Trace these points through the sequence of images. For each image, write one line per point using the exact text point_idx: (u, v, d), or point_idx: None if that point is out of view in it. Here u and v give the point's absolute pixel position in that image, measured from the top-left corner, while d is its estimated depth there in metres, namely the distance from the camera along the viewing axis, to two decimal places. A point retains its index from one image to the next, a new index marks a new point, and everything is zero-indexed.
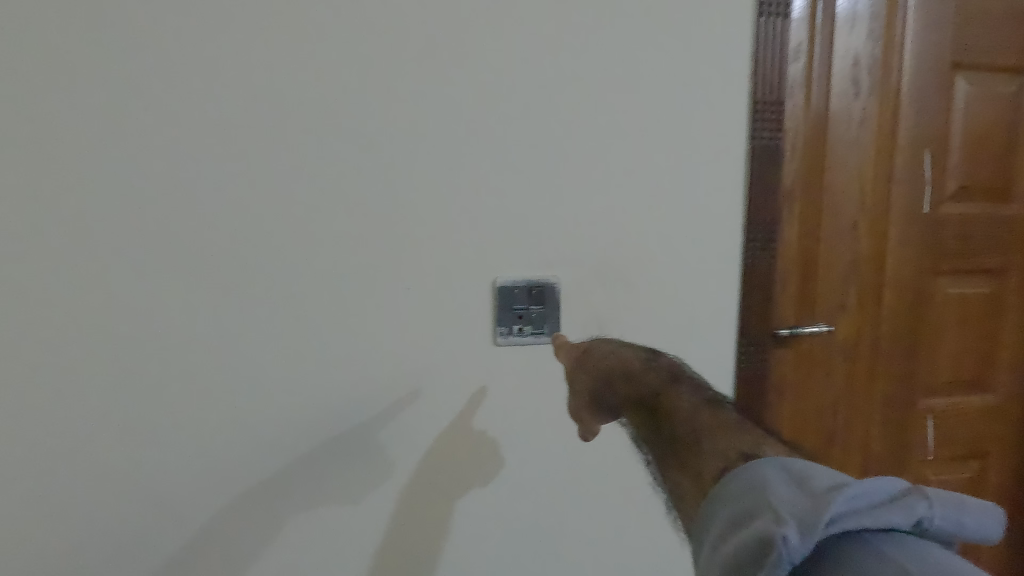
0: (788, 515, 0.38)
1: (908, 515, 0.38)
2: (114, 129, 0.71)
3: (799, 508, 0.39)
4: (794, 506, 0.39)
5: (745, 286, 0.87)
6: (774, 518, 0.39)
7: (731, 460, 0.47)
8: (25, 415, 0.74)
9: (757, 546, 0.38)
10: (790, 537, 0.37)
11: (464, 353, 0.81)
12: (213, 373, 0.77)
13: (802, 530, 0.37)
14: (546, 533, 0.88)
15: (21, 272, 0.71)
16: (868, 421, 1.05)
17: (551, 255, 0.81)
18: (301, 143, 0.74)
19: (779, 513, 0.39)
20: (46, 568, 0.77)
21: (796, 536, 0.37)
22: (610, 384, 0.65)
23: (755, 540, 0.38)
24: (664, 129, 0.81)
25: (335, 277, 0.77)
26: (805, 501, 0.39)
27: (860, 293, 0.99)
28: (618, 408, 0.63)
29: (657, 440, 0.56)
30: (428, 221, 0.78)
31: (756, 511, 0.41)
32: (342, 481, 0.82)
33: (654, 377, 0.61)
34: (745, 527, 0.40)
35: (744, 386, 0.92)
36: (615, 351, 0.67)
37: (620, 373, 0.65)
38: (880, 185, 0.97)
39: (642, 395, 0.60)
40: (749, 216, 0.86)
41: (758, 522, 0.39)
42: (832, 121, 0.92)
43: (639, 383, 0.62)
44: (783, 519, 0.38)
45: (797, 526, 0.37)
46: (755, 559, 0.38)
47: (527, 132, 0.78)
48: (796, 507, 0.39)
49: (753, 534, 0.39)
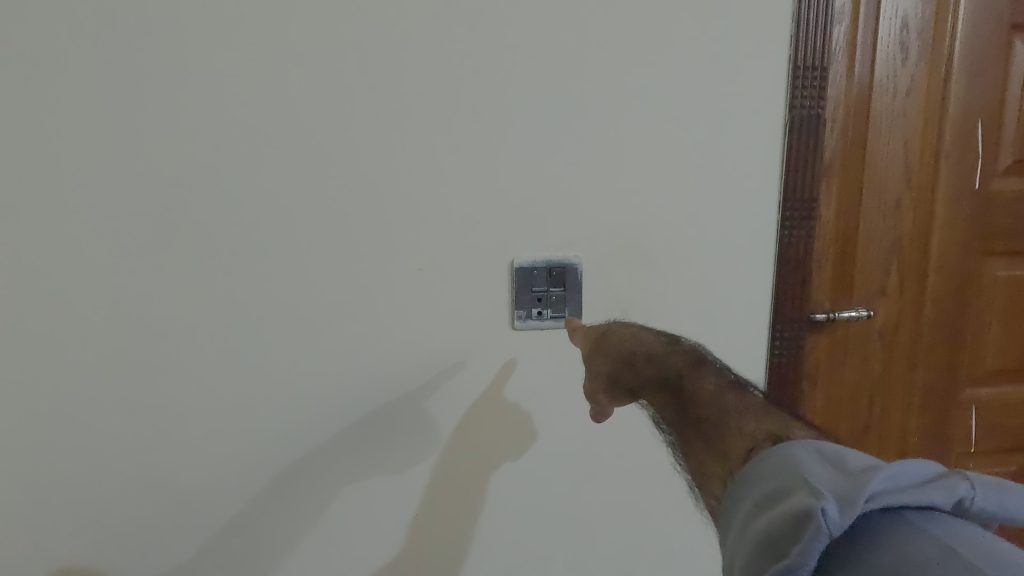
0: (825, 488, 0.33)
1: (949, 494, 0.33)
2: (113, 102, 0.67)
3: (837, 482, 0.34)
4: (830, 480, 0.34)
5: (778, 266, 0.82)
6: (809, 491, 0.33)
7: (759, 441, 0.42)
8: (33, 400, 0.72)
9: (791, 521, 0.33)
10: (830, 511, 0.32)
11: (481, 337, 0.78)
12: (223, 358, 0.74)
13: (841, 504, 0.32)
14: (565, 523, 0.85)
15: (24, 254, 0.69)
16: (907, 410, 0.99)
17: (573, 234, 0.77)
18: (311, 115, 0.70)
19: (814, 486, 0.34)
20: (62, 553, 0.77)
21: (836, 510, 0.32)
22: (630, 366, 0.60)
23: (788, 514, 0.33)
24: (695, 102, 0.75)
25: (349, 258, 0.74)
26: (841, 477, 0.34)
27: (902, 274, 0.93)
28: (637, 390, 0.59)
29: (680, 423, 0.51)
30: (444, 199, 0.74)
31: (787, 485, 0.35)
32: (356, 468, 0.79)
33: (676, 359, 0.57)
34: (775, 504, 0.35)
35: (776, 372, 0.87)
36: (633, 332, 0.62)
37: (640, 356, 0.60)
38: (927, 160, 0.91)
39: (664, 375, 0.55)
40: (785, 191, 0.80)
41: (790, 497, 0.34)
42: (878, 89, 0.86)
43: (660, 363, 0.57)
44: (820, 492, 0.33)
45: (835, 500, 0.32)
46: (789, 535, 0.32)
47: (549, 104, 0.73)
48: (832, 482, 0.34)
49: (785, 509, 0.33)
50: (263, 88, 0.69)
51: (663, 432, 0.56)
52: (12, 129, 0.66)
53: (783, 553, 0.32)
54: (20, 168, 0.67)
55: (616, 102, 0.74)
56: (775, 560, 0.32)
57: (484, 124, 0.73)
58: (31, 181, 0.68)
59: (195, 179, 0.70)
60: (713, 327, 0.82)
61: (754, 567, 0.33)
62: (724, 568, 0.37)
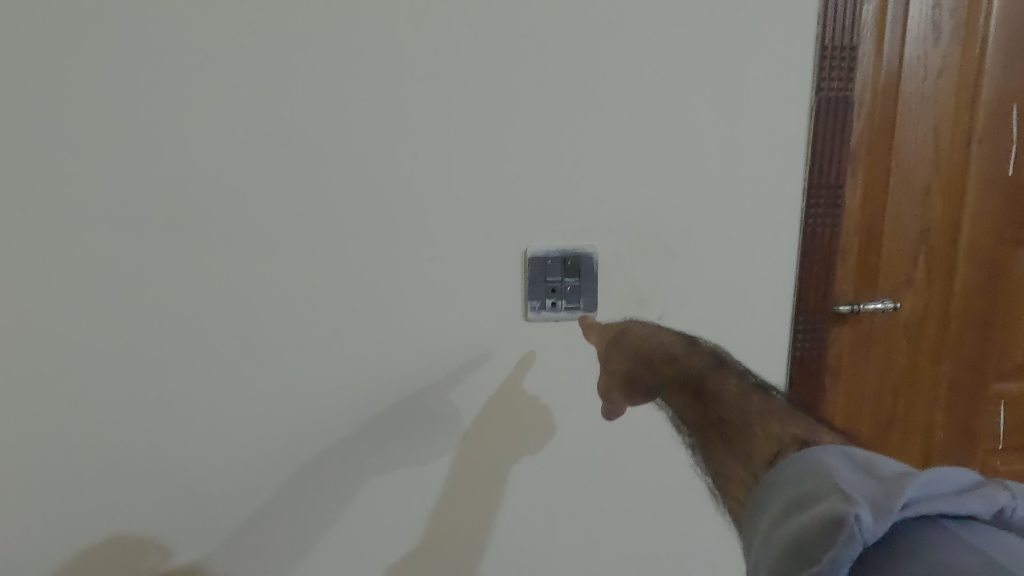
0: (858, 495, 0.31)
1: (988, 503, 0.31)
2: (119, 85, 0.66)
3: (870, 489, 0.32)
4: (862, 486, 0.32)
5: (801, 256, 0.79)
6: (841, 498, 0.31)
7: (786, 445, 0.40)
8: (41, 388, 0.72)
9: (822, 528, 0.31)
10: (864, 517, 0.30)
11: (493, 328, 0.76)
12: (231, 349, 0.73)
13: (875, 511, 0.30)
14: (578, 517, 0.84)
15: (30, 241, 0.68)
16: (932, 405, 0.96)
17: (588, 223, 0.75)
18: (319, 100, 0.68)
19: (846, 492, 0.32)
20: (72, 542, 0.77)
21: (870, 516, 0.30)
22: (650, 366, 0.59)
23: (818, 521, 0.31)
24: (714, 84, 0.73)
25: (358, 247, 0.72)
26: (874, 484, 0.32)
27: (930, 265, 0.90)
28: (657, 390, 0.57)
29: (701, 424, 0.49)
30: (456, 186, 0.72)
31: (817, 492, 0.33)
32: (367, 461, 0.78)
33: (698, 360, 0.56)
34: (803, 510, 0.33)
35: (798, 366, 0.84)
36: (653, 329, 0.65)
37: (661, 356, 0.58)
38: (958, 145, 0.87)
39: (685, 376, 0.54)
40: (809, 179, 0.77)
41: (820, 503, 0.32)
42: (908, 71, 0.82)
43: (681, 364, 0.56)
44: (852, 498, 0.31)
45: (869, 507, 0.30)
46: (819, 542, 0.30)
47: (564, 87, 0.71)
48: (865, 489, 0.32)
49: (814, 515, 0.32)
50: (268, 71, 0.67)
51: (683, 435, 0.54)
52: (13, 113, 0.65)
53: (812, 561, 0.30)
54: (29, 154, 0.66)
55: (633, 85, 0.72)
56: (803, 567, 0.30)
57: (496, 108, 0.70)
58: (33, 166, 0.67)
59: (198, 166, 0.69)
60: (732, 318, 0.80)
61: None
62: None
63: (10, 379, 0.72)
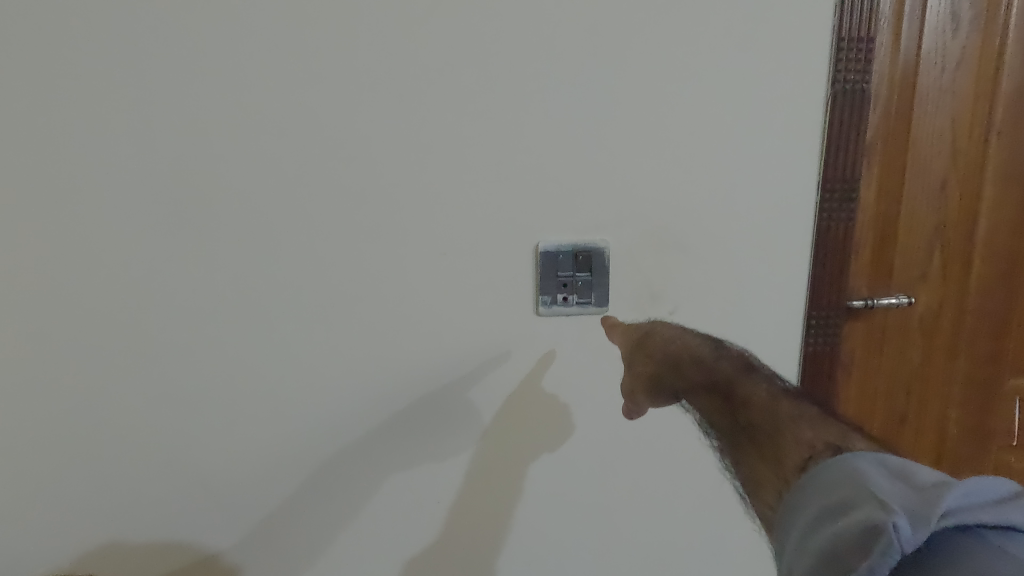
0: (895, 504, 0.31)
1: None
2: (122, 74, 0.64)
3: (908, 499, 0.31)
4: (899, 496, 0.31)
5: (815, 251, 0.78)
6: (877, 506, 0.31)
7: (818, 451, 0.39)
8: (46, 383, 0.71)
9: (858, 536, 0.30)
10: (902, 527, 0.29)
11: (503, 324, 0.75)
12: (237, 343, 0.72)
13: (913, 521, 0.30)
14: (587, 514, 0.83)
15: (35, 234, 0.67)
16: (946, 401, 0.95)
17: (600, 217, 0.73)
18: (326, 91, 0.67)
19: (883, 502, 0.31)
20: (78, 538, 0.76)
21: (908, 526, 0.29)
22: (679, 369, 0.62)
23: (855, 529, 0.31)
24: (727, 76, 0.71)
25: (366, 242, 0.71)
26: (911, 495, 0.32)
27: (946, 260, 0.89)
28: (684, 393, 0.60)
29: (731, 428, 0.49)
30: (464, 179, 0.71)
31: (853, 500, 0.33)
32: (377, 459, 0.78)
33: (725, 363, 0.59)
34: (838, 518, 0.32)
35: (811, 363, 0.83)
36: (680, 334, 0.71)
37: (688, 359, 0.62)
38: (976, 138, 0.86)
39: (714, 380, 0.56)
40: (824, 173, 0.76)
41: (855, 511, 0.32)
42: (926, 63, 0.81)
43: (708, 368, 0.59)
44: (890, 507, 0.30)
45: (906, 516, 0.30)
46: (855, 550, 0.30)
47: (576, 78, 0.70)
48: (903, 499, 0.31)
49: (849, 524, 0.31)
50: (273, 61, 0.66)
51: (712, 438, 0.55)
52: (10, 106, 0.64)
53: (847, 569, 0.29)
54: (32, 146, 0.65)
55: (646, 76, 0.70)
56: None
57: (506, 100, 0.69)
58: (32, 160, 0.66)
59: (201, 161, 0.67)
60: (744, 314, 0.79)
61: None
62: None
63: (11, 376, 0.71)
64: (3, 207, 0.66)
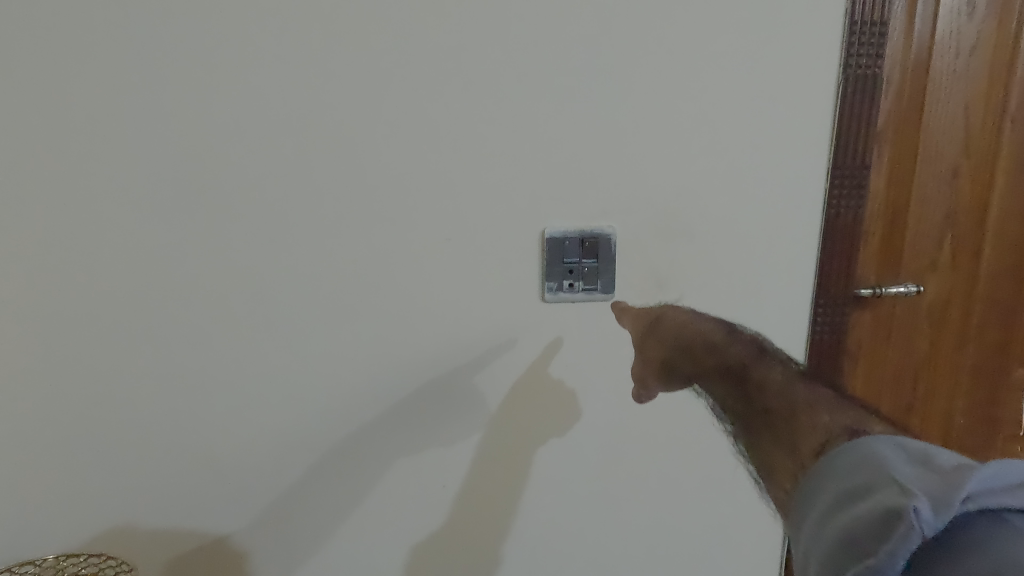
0: (916, 488, 0.31)
1: None
2: (126, 56, 0.64)
3: (929, 482, 0.31)
4: (920, 479, 0.31)
5: (825, 238, 0.77)
6: (898, 490, 0.31)
7: (834, 435, 0.39)
8: (51, 368, 0.71)
9: (879, 520, 0.30)
10: (923, 511, 0.29)
11: (509, 310, 0.75)
12: (242, 328, 0.72)
13: (934, 505, 0.30)
14: (593, 501, 0.83)
15: (37, 217, 0.67)
16: (954, 391, 0.94)
17: (607, 203, 0.73)
18: (332, 74, 0.66)
19: (903, 484, 0.31)
20: (83, 523, 0.76)
21: (929, 510, 0.29)
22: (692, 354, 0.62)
23: (875, 513, 0.31)
24: (737, 59, 0.70)
25: (372, 226, 0.71)
26: (931, 477, 0.31)
27: (956, 248, 0.88)
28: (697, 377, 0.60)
29: (746, 414, 0.49)
30: (470, 164, 0.70)
31: (872, 483, 0.33)
32: (383, 445, 0.77)
33: (738, 348, 0.58)
34: (856, 503, 0.32)
35: (818, 351, 0.82)
36: (689, 320, 0.75)
37: (702, 345, 0.62)
38: (989, 125, 0.85)
39: (727, 365, 0.56)
40: (834, 159, 0.75)
41: (875, 495, 0.32)
42: (940, 48, 0.80)
43: (721, 353, 0.58)
44: (910, 491, 0.30)
45: (928, 500, 0.30)
46: (875, 534, 0.30)
47: (585, 63, 0.69)
48: (923, 482, 0.31)
49: (869, 508, 0.31)
50: (277, 43, 0.65)
51: (726, 424, 0.55)
52: (7, 87, 0.63)
53: (867, 553, 0.30)
54: (34, 127, 0.64)
55: (657, 60, 0.69)
56: (859, 560, 0.30)
57: (514, 84, 0.68)
58: (31, 142, 0.65)
59: (205, 143, 0.67)
60: (752, 302, 0.78)
61: (834, 565, 0.31)
62: (799, 568, 0.35)
63: (12, 362, 0.70)
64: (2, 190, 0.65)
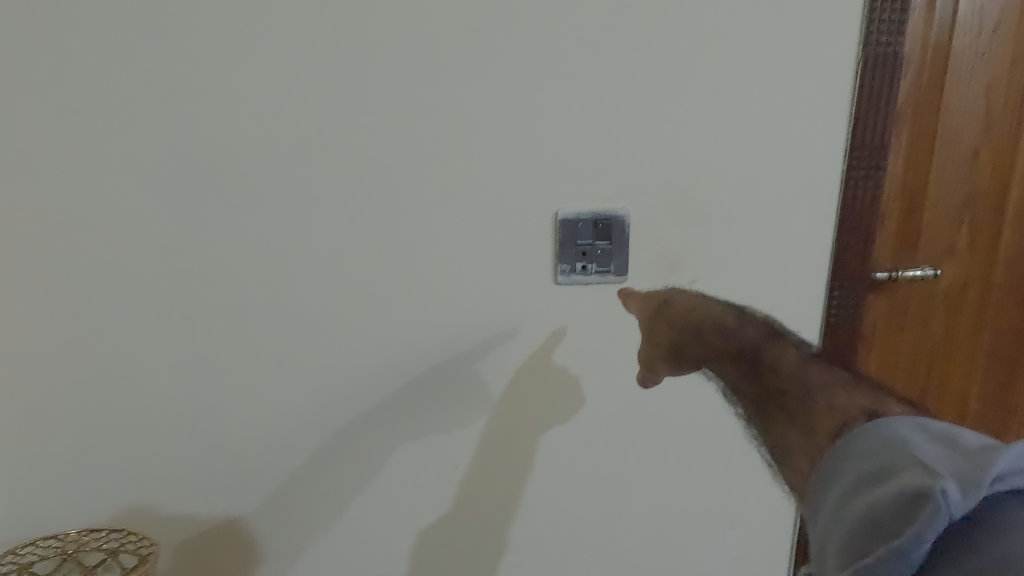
0: (942, 468, 0.31)
1: None
2: (139, 38, 0.63)
3: (954, 462, 0.31)
4: (945, 460, 0.32)
5: (842, 221, 0.76)
6: (923, 471, 0.31)
7: (852, 416, 0.38)
8: (69, 350, 0.71)
9: (904, 501, 0.30)
10: (951, 492, 0.29)
11: (522, 292, 0.75)
12: (255, 310, 0.72)
13: (962, 485, 0.30)
14: (604, 484, 0.83)
15: (54, 200, 0.67)
16: (969, 375, 0.93)
17: (621, 185, 0.72)
18: (344, 55, 0.66)
19: (927, 465, 0.31)
20: (101, 503, 0.77)
21: (957, 491, 0.29)
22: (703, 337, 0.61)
23: (900, 494, 0.31)
24: (754, 40, 0.69)
25: (385, 208, 0.70)
26: (957, 458, 0.32)
27: (974, 231, 0.87)
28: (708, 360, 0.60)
29: (760, 397, 0.49)
30: (483, 146, 0.69)
31: (895, 464, 0.33)
32: (396, 427, 0.78)
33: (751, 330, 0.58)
34: (878, 483, 0.33)
35: (832, 335, 0.82)
36: (702, 304, 0.74)
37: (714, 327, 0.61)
38: (1011, 105, 0.83)
39: (740, 346, 0.55)
40: (852, 141, 0.74)
41: (899, 476, 0.32)
42: (961, 26, 0.78)
43: (733, 335, 0.58)
44: (937, 472, 0.31)
45: (955, 481, 0.30)
46: (900, 516, 0.30)
47: (598, 43, 0.68)
48: (949, 463, 0.31)
49: (893, 489, 0.31)
50: (289, 22, 0.64)
51: (739, 407, 0.55)
52: (22, 69, 0.63)
53: (894, 535, 0.30)
54: (49, 110, 0.64)
55: (671, 41, 0.68)
56: (884, 542, 0.30)
57: (527, 65, 0.68)
58: (45, 124, 0.65)
59: (218, 125, 0.67)
60: (766, 284, 0.77)
61: (857, 547, 0.31)
62: (818, 548, 0.35)
63: (28, 344, 0.71)
64: (19, 172, 0.66)
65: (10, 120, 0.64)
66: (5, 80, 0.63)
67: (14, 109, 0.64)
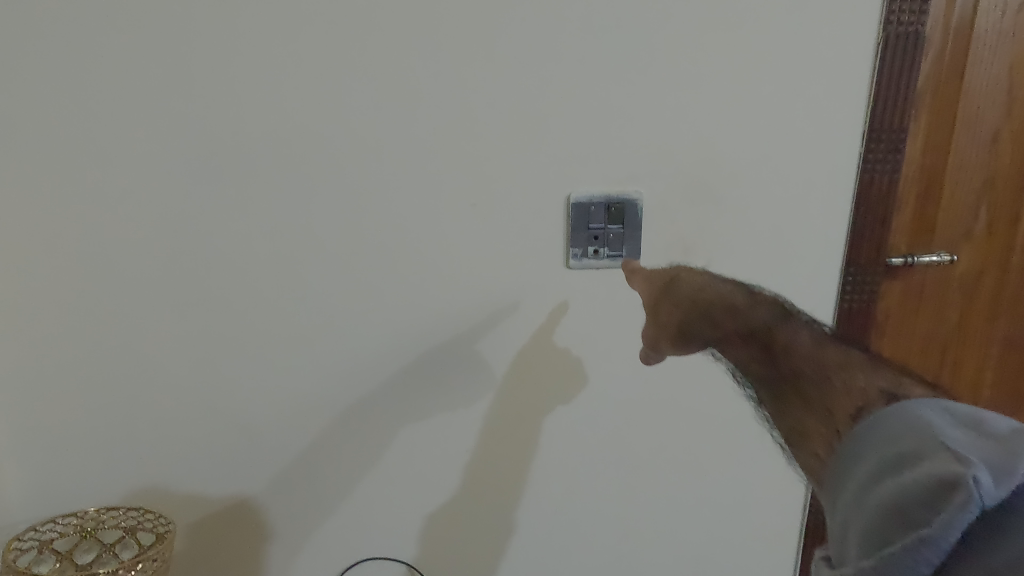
0: (972, 455, 0.31)
1: None
2: (151, 18, 0.63)
3: (986, 449, 0.31)
4: (975, 447, 0.31)
5: (858, 205, 0.75)
6: (952, 457, 0.31)
7: (872, 399, 0.38)
8: (83, 331, 0.72)
9: (933, 489, 0.30)
10: (983, 480, 0.29)
11: (533, 276, 0.74)
12: (268, 292, 0.73)
13: (995, 474, 0.30)
14: (613, 467, 0.83)
15: (66, 181, 0.67)
16: (983, 360, 0.93)
17: (634, 168, 0.71)
18: (356, 35, 0.65)
19: (957, 452, 0.31)
20: (116, 482, 0.77)
21: (989, 480, 0.29)
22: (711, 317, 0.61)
23: (928, 482, 0.31)
24: (772, 19, 0.68)
25: (396, 191, 0.70)
26: (987, 444, 0.32)
27: (992, 215, 0.86)
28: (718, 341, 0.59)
29: (772, 378, 0.48)
30: (496, 128, 0.69)
31: (921, 449, 0.33)
32: (407, 409, 0.78)
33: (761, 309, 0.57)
34: (904, 469, 0.33)
35: (845, 320, 0.81)
36: (709, 282, 0.64)
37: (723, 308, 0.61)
38: None
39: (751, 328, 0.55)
40: (871, 122, 0.73)
41: (926, 462, 0.32)
42: (985, 4, 0.77)
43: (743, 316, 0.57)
44: (967, 459, 0.31)
45: (987, 469, 0.30)
46: (929, 504, 0.30)
47: (614, 23, 0.67)
48: (979, 449, 0.31)
49: (921, 475, 0.31)
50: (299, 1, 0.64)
51: (747, 389, 0.54)
52: (33, 47, 0.63)
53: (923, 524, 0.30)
54: (61, 91, 0.64)
55: (688, 20, 0.67)
56: (912, 530, 0.30)
57: (542, 46, 0.67)
58: (55, 102, 0.64)
59: (230, 105, 0.66)
60: (780, 269, 0.76)
61: (881, 533, 0.32)
62: (836, 530, 0.35)
63: (42, 324, 0.71)
64: (32, 152, 0.65)
65: (20, 97, 0.64)
66: (16, 58, 0.63)
67: (25, 87, 0.64)
